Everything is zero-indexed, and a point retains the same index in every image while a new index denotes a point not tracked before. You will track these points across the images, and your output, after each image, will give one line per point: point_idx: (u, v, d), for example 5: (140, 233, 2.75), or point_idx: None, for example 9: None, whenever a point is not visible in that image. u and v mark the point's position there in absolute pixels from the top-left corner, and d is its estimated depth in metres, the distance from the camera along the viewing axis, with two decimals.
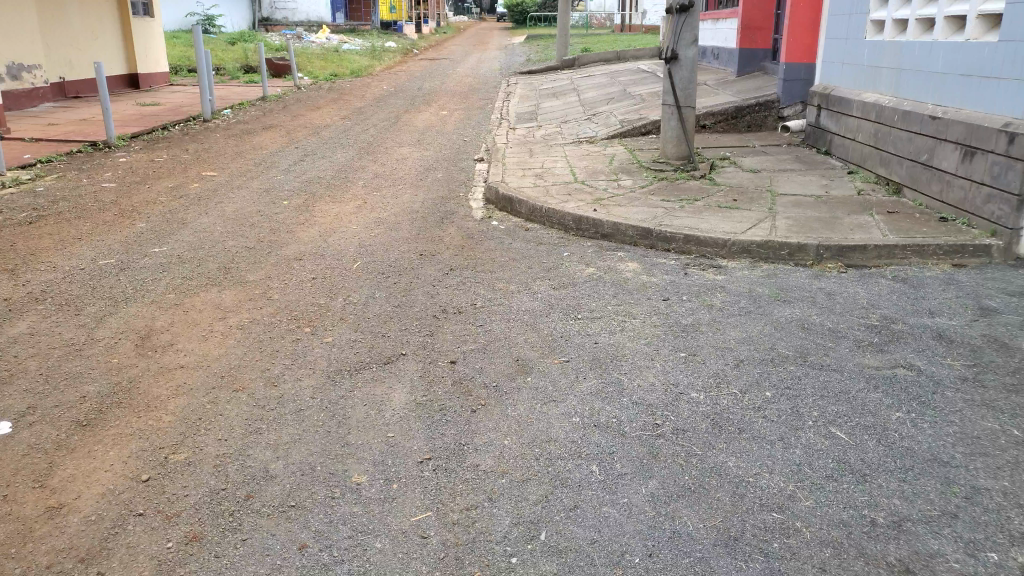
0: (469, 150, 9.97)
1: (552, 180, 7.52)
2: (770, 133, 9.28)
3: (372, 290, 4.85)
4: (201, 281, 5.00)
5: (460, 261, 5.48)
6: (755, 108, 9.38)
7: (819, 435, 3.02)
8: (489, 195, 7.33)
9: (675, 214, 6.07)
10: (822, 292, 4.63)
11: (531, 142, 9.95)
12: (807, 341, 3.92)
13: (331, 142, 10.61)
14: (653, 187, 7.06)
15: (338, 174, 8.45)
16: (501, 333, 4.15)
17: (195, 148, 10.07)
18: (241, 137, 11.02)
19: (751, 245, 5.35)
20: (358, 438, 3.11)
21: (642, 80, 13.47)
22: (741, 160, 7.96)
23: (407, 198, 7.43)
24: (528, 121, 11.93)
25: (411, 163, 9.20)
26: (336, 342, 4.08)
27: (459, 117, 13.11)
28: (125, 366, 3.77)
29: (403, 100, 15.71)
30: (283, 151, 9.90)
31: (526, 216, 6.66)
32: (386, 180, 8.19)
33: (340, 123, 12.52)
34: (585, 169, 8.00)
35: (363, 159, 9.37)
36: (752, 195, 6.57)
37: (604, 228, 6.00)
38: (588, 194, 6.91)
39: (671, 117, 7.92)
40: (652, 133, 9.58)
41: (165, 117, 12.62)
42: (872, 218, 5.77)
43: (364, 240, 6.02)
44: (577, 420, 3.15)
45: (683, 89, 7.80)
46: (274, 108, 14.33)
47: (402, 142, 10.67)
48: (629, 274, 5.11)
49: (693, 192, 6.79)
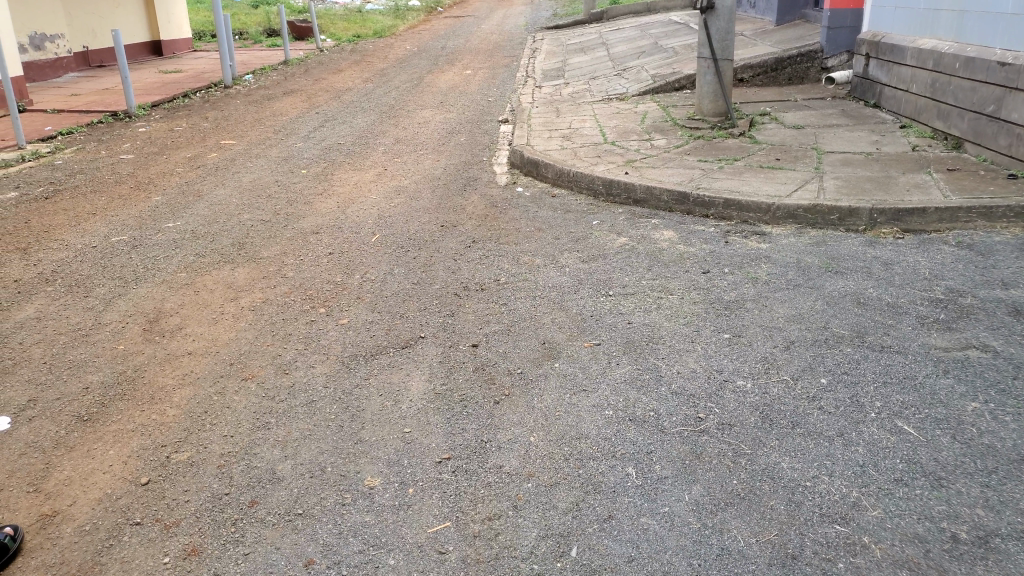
0: (493, 112, 9.59)
1: (581, 142, 7.13)
2: (813, 86, 8.74)
3: (391, 266, 4.58)
4: (214, 258, 4.78)
5: (483, 233, 5.19)
6: (796, 58, 8.81)
7: (884, 430, 2.75)
8: (514, 160, 6.98)
9: (713, 176, 5.70)
10: (878, 262, 4.26)
11: (559, 101, 9.52)
12: (864, 318, 3.58)
13: (352, 107, 10.29)
14: (690, 147, 6.65)
15: (359, 140, 8.16)
16: (527, 314, 3.87)
17: (215, 116, 9.84)
18: (261, 103, 10.76)
19: (797, 210, 4.97)
20: (372, 434, 2.87)
21: (674, 32, 12.86)
22: (783, 115, 7.48)
23: (429, 165, 7.12)
24: (555, 78, 11.46)
25: (434, 126, 8.86)
26: (351, 324, 3.83)
27: (484, 77, 12.68)
28: (131, 353, 3.55)
29: (426, 60, 15.27)
30: (303, 117, 9.62)
31: (554, 180, 6.31)
32: (408, 146, 7.88)
33: (362, 86, 12.18)
34: (615, 128, 7.59)
35: (385, 124, 9.05)
36: (796, 153, 6.14)
37: (637, 194, 5.64)
38: (620, 156, 6.52)
39: (707, 71, 7.44)
40: (686, 88, 9.09)
41: (186, 85, 12.39)
42: (930, 177, 5.33)
43: (384, 211, 5.75)
44: (610, 413, 2.88)
45: (720, 40, 7.30)
46: (295, 72, 14.02)
47: (425, 104, 10.32)
48: (664, 244, 4.78)
49: (733, 151, 6.37)
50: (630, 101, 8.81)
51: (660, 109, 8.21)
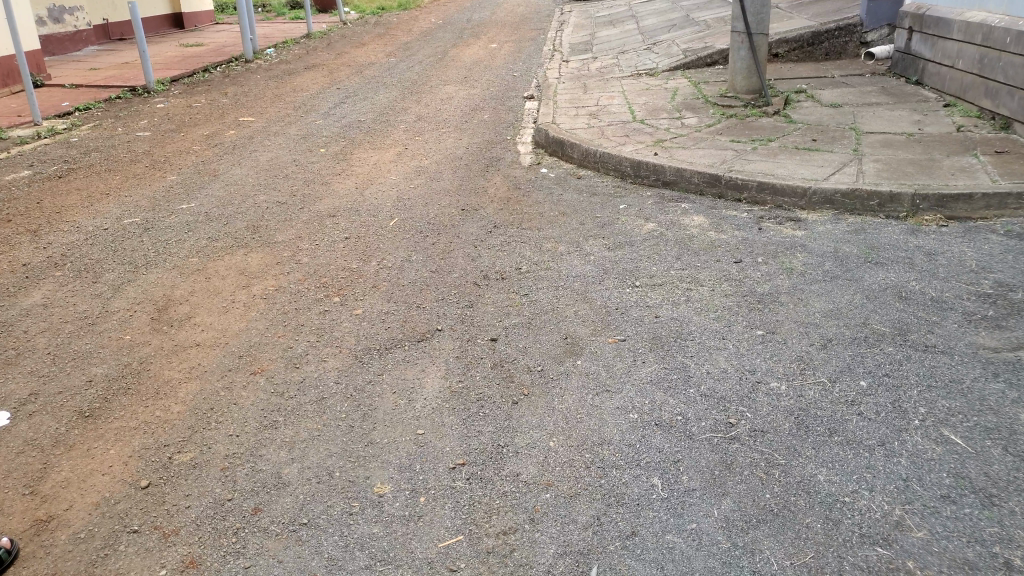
0: (518, 88, 9.34)
1: (606, 120, 6.89)
2: (851, 61, 8.38)
3: (409, 253, 4.43)
4: (227, 242, 4.67)
5: (505, 217, 5.01)
6: (834, 32, 8.42)
7: (928, 439, 2.54)
8: (538, 139, 6.77)
9: (745, 158, 5.46)
10: (921, 252, 4.03)
11: (585, 76, 9.25)
12: (907, 314, 3.36)
13: (374, 82, 10.10)
14: (721, 126, 6.40)
15: (380, 117, 7.98)
16: (548, 306, 3.71)
17: (235, 92, 9.71)
18: (282, 79, 10.60)
19: (834, 195, 4.73)
20: (383, 435, 2.73)
21: (706, 5, 12.45)
22: (819, 92, 7.17)
23: (451, 144, 6.93)
24: (582, 53, 11.16)
25: (456, 103, 8.65)
26: (366, 315, 3.70)
27: (509, 51, 12.41)
28: (138, 344, 3.46)
29: (450, 34, 14.98)
30: (324, 93, 9.45)
31: (578, 161, 6.10)
32: (429, 124, 7.68)
33: (384, 61, 11.96)
34: (643, 105, 7.33)
35: (406, 100, 8.86)
36: (833, 134, 5.87)
37: (665, 176, 5.42)
38: (647, 136, 6.29)
39: (740, 46, 7.14)
40: (718, 64, 8.78)
41: (207, 59, 12.26)
42: (976, 160, 5.05)
43: (403, 192, 5.59)
44: (635, 416, 2.72)
45: (754, 15, 6.99)
46: (317, 46, 13.82)
47: (448, 80, 10.09)
48: (693, 231, 4.57)
49: (766, 131, 6.11)
50: (658, 77, 8.52)
51: (690, 86, 7.93)
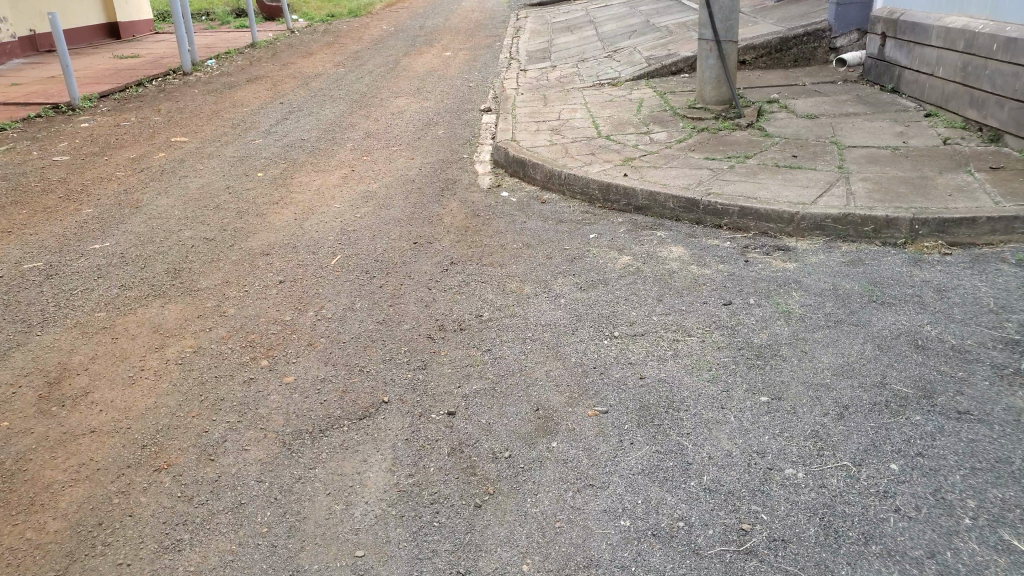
0: (474, 100, 8.80)
1: (570, 136, 6.40)
2: (821, 68, 8.02)
3: (353, 299, 3.86)
4: (142, 291, 4.04)
5: (463, 251, 4.47)
6: (802, 39, 8.09)
7: (988, 546, 2.07)
8: (497, 158, 6.25)
9: (723, 178, 5.00)
10: (930, 288, 3.56)
11: (544, 87, 8.75)
12: (928, 370, 2.90)
13: (320, 95, 9.46)
14: (692, 141, 5.95)
15: (325, 134, 7.36)
16: (515, 364, 3.17)
17: (169, 107, 8.99)
18: (221, 93, 9.90)
19: (825, 220, 4.28)
20: (313, 560, 2.20)
21: (666, 10, 12.06)
22: (792, 103, 6.77)
23: (403, 164, 6.36)
24: (540, 61, 10.67)
25: (409, 117, 8.08)
26: (299, 385, 3.12)
27: (464, 60, 11.86)
28: (17, 434, 2.84)
29: (402, 41, 14.37)
30: (266, 108, 8.79)
31: (542, 183, 5.60)
32: (379, 142, 7.10)
33: (332, 71, 11.32)
34: (608, 119, 6.86)
35: (355, 115, 8.26)
36: (814, 149, 5.45)
37: (637, 200, 4.95)
38: (615, 154, 5.81)
39: (709, 54, 6.72)
40: (683, 72, 8.35)
41: (142, 72, 11.48)
42: (972, 178, 4.63)
43: (348, 223, 5.00)
44: (626, 524, 2.22)
45: (723, 21, 6.59)
46: (261, 56, 13.10)
47: (399, 92, 9.50)
48: (673, 265, 4.08)
49: (741, 146, 5.68)
50: (622, 87, 8.06)
51: (656, 97, 7.49)
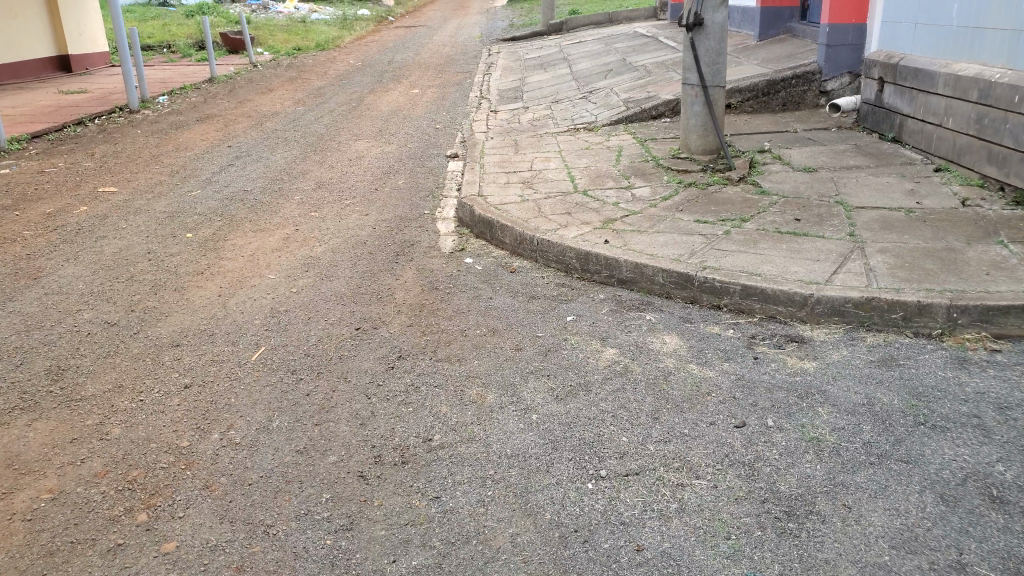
0: (440, 144, 8.10)
1: (543, 191, 5.70)
2: (813, 113, 7.45)
3: (271, 415, 3.08)
4: (9, 401, 3.23)
5: (414, 338, 3.69)
6: (791, 81, 7.50)
7: None
8: (461, 216, 5.52)
9: (720, 247, 4.31)
10: (989, 405, 2.84)
11: (516, 131, 8.09)
12: (1017, 541, 2.18)
13: (273, 137, 8.70)
14: (678, 199, 5.29)
15: (272, 185, 6.61)
16: (469, 524, 2.41)
17: (104, 150, 8.18)
18: (167, 133, 9.13)
19: (844, 304, 3.59)
20: None
21: (645, 46, 11.55)
22: (786, 152, 6.16)
23: (354, 221, 5.60)
24: (513, 100, 10.06)
25: (367, 163, 7.35)
26: (181, 558, 2.34)
27: (433, 98, 11.23)
28: None
29: (368, 77, 13.70)
30: (211, 152, 8.01)
31: (512, 248, 4.88)
32: (331, 194, 6.35)
33: (291, 110, 10.58)
34: (586, 170, 6.19)
35: (308, 161, 7.50)
36: (818, 210, 4.79)
37: (620, 272, 4.25)
38: (594, 213, 5.12)
39: (694, 100, 6.15)
40: (666, 115, 7.73)
41: (85, 109, 10.68)
42: (1006, 250, 3.97)
43: (281, 300, 4.21)
44: None
45: (710, 64, 6.03)
46: (216, 93, 12.34)
47: (360, 133, 8.80)
48: (668, 362, 3.35)
49: (736, 206, 5.01)
50: (600, 133, 7.42)
51: (637, 144, 6.85)
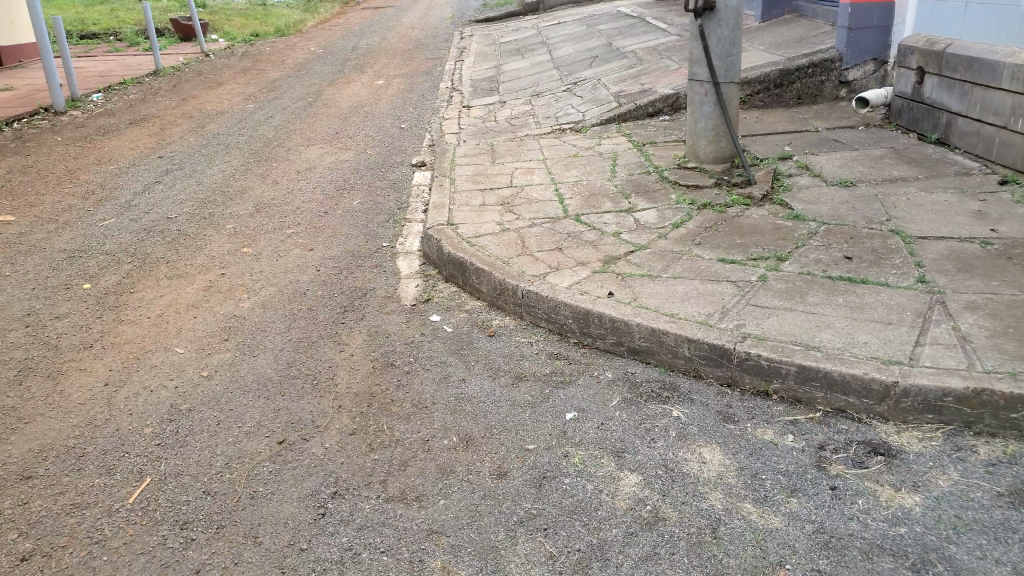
0: (404, 149, 7.05)
1: (527, 219, 4.71)
2: (833, 107, 6.49)
3: None
4: None
5: (358, 458, 2.71)
6: (807, 70, 6.52)
7: None
8: (427, 251, 4.52)
9: (758, 304, 3.36)
10: None
11: (493, 133, 7.06)
12: None
13: (214, 143, 7.59)
14: (693, 229, 4.33)
15: (202, 210, 5.55)
16: None
17: (14, 165, 7.04)
18: (93, 140, 7.97)
19: (942, 397, 2.65)
20: None
21: (632, 28, 10.52)
22: (814, 160, 5.20)
23: (295, 260, 4.58)
24: (488, 93, 9.00)
25: (318, 177, 6.31)
26: None
27: (400, 90, 10.14)
28: None
29: (328, 66, 12.52)
30: (138, 164, 6.90)
31: (490, 299, 3.90)
32: (271, 220, 5.31)
33: (238, 108, 9.43)
34: (577, 188, 5.19)
35: (250, 174, 6.43)
36: (871, 245, 3.85)
37: (632, 340, 3.29)
38: (591, 251, 4.15)
39: (704, 99, 5.22)
40: (664, 113, 6.73)
41: (6, 110, 9.46)
42: None
43: (185, 392, 3.19)
44: None
45: (722, 56, 5.09)
46: (159, 88, 11.13)
47: (314, 136, 7.72)
48: (712, 498, 2.40)
49: (765, 239, 4.08)
50: (588, 135, 6.41)
51: (635, 150, 5.86)
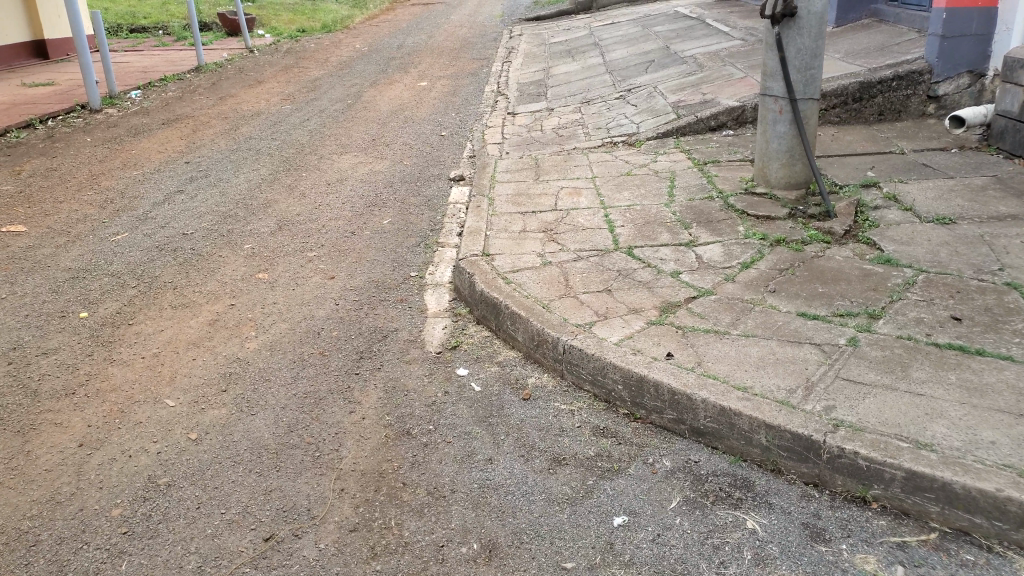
0: (442, 160, 6.57)
1: (572, 251, 4.17)
2: (919, 125, 5.80)
3: None
4: None
5: (358, 569, 2.22)
6: (892, 83, 5.83)
7: None
8: (459, 285, 4.02)
9: (852, 380, 2.79)
10: None
11: (538, 144, 6.54)
12: None
13: (245, 148, 7.22)
14: (765, 272, 3.76)
15: (221, 226, 5.15)
16: None
17: (39, 167, 6.76)
18: (123, 141, 7.68)
19: None
20: None
21: (692, 31, 9.87)
22: (904, 189, 4.56)
23: (313, 291, 4.12)
24: (535, 99, 8.47)
25: (349, 190, 5.87)
26: None
27: (443, 93, 9.68)
28: None
29: (371, 66, 12.12)
30: (163, 170, 6.55)
31: (527, 349, 3.36)
32: (293, 240, 4.87)
33: (275, 109, 9.06)
34: (630, 214, 4.63)
35: (277, 185, 6.02)
36: (984, 303, 3.23)
37: (696, 419, 2.74)
38: (645, 295, 3.59)
39: (778, 117, 4.62)
40: (727, 126, 6.10)
41: (43, 106, 9.28)
42: None
43: (167, 460, 2.74)
44: None
45: (801, 70, 4.49)
46: (198, 86, 10.88)
47: (349, 143, 7.29)
48: None
49: (852, 288, 3.49)
50: (642, 151, 5.84)
51: (694, 171, 5.27)
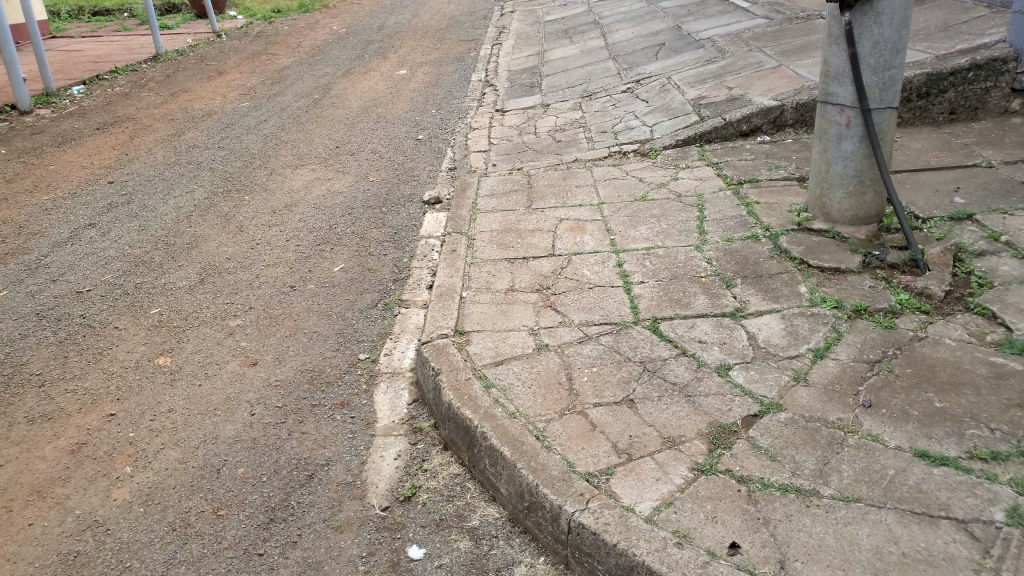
0: (416, 175, 5.45)
1: (575, 326, 3.07)
2: (1003, 126, 4.65)
3: None
4: None
5: None
6: (967, 74, 4.68)
7: None
8: (420, 380, 2.93)
9: None
10: None
11: (532, 153, 5.41)
12: None
13: (185, 160, 6.09)
14: (850, 367, 2.66)
15: (127, 278, 4.05)
16: None
17: None
18: (44, 152, 6.54)
19: None
20: None
21: (707, 6, 8.64)
22: (1013, 226, 3.44)
23: (226, 388, 3.03)
24: (527, 91, 7.31)
25: (297, 220, 4.75)
26: None
27: (424, 83, 8.50)
28: None
29: (348, 51, 10.92)
30: (78, 193, 5.43)
31: (513, 510, 2.28)
32: (214, 299, 3.78)
33: (230, 107, 7.90)
34: (650, 262, 3.53)
35: (210, 214, 4.90)
36: None
37: None
38: (681, 411, 2.51)
39: (844, 132, 3.50)
40: (761, 130, 4.95)
41: None
42: None
43: None
44: None
45: (878, 70, 3.36)
46: (152, 78, 9.69)
47: (308, 152, 6.16)
48: None
49: (984, 402, 2.41)
50: (660, 166, 4.72)
51: (729, 195, 4.15)
